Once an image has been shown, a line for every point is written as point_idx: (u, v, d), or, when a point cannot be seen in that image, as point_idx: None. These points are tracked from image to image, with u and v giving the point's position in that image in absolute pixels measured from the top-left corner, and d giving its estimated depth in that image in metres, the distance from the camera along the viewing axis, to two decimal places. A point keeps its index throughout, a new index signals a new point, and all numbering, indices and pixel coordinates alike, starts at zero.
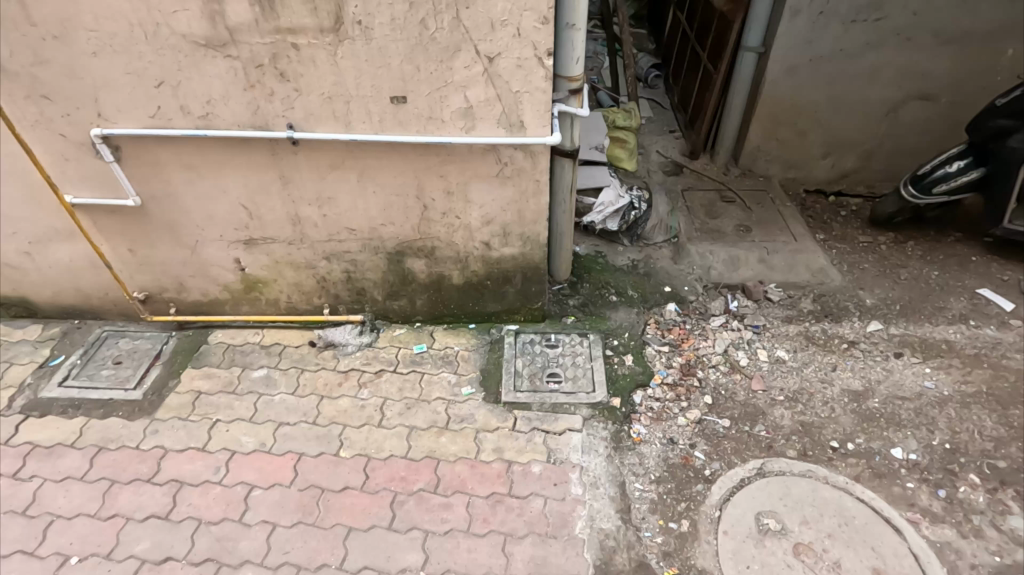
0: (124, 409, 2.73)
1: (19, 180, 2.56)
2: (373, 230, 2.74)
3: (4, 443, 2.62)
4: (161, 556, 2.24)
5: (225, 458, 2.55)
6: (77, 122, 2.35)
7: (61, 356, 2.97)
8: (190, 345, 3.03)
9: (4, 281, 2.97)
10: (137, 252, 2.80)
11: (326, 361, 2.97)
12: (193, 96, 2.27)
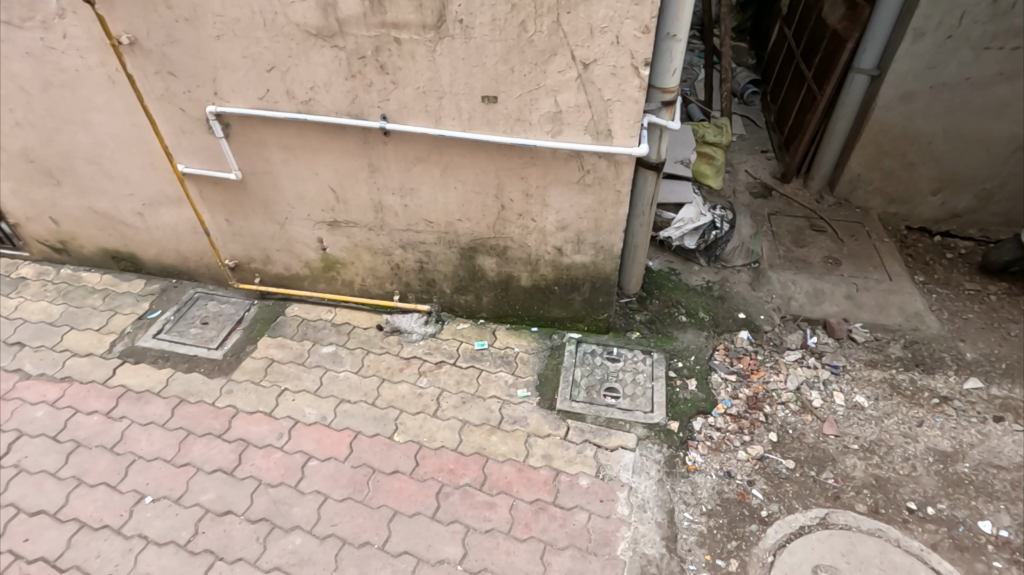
0: (205, 366, 2.94)
1: (141, 147, 2.81)
2: (450, 225, 2.80)
3: (102, 382, 2.88)
4: (223, 509, 2.39)
5: (288, 425, 2.69)
6: (196, 98, 2.55)
7: (157, 310, 3.24)
8: (269, 314, 3.22)
9: (118, 236, 3.27)
10: (233, 222, 3.01)
11: (391, 346, 3.07)
12: (299, 82, 2.40)
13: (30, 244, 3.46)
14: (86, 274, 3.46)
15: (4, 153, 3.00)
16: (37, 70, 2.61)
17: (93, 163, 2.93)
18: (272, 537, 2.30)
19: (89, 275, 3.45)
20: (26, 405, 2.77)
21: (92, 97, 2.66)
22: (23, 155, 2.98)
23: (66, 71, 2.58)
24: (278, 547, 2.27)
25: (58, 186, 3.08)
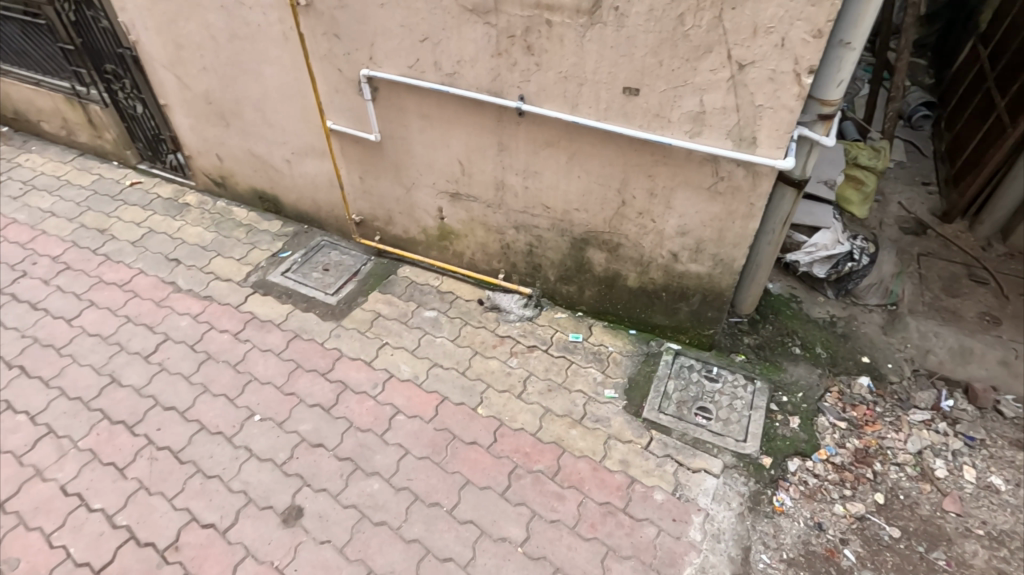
0: (321, 309, 3.19)
1: (299, 100, 3.06)
2: (566, 213, 2.79)
3: (235, 306, 3.22)
4: (316, 441, 2.58)
5: (383, 377, 2.85)
6: (353, 61, 2.72)
7: (288, 251, 3.55)
8: (382, 271, 3.42)
9: (267, 179, 3.61)
10: (366, 181, 3.21)
11: (488, 321, 3.14)
12: (447, 55, 2.48)
13: (196, 175, 3.92)
14: (235, 209, 3.86)
15: (189, 93, 3.40)
16: (227, 22, 2.91)
17: (257, 111, 3.24)
18: (354, 477, 2.46)
19: (238, 210, 3.85)
20: (174, 314, 3.16)
21: (267, 50, 2.93)
22: (204, 96, 3.36)
23: (250, 25, 2.86)
24: (358, 487, 2.42)
25: (227, 127, 3.45)
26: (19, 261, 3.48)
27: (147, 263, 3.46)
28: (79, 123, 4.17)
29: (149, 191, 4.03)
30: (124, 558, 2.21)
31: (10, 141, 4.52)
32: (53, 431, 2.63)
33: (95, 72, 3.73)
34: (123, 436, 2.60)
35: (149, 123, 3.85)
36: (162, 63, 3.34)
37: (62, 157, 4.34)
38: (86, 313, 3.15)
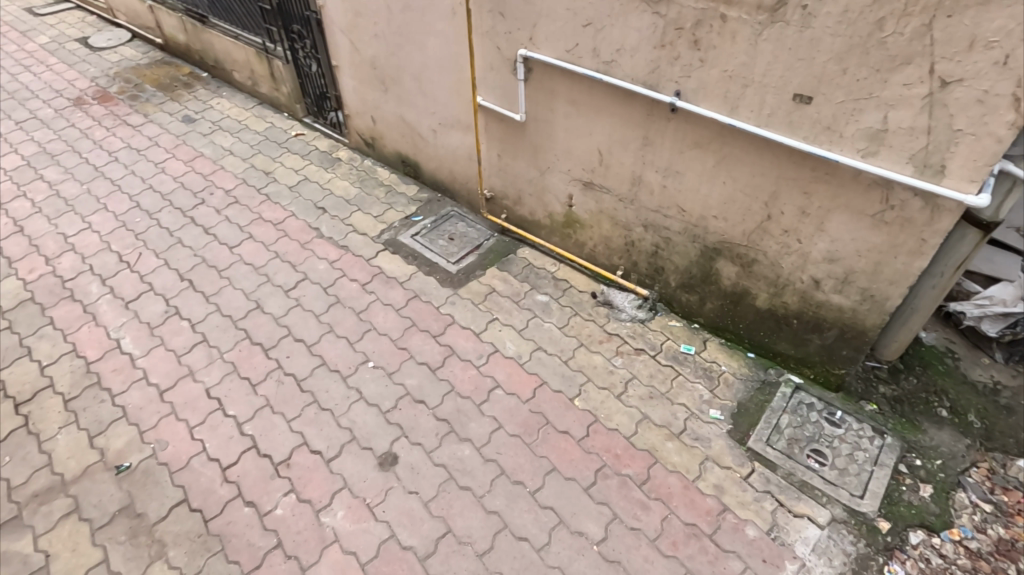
0: (441, 275, 3.34)
1: (454, 74, 3.18)
2: (702, 219, 2.66)
3: (366, 259, 3.45)
4: (418, 398, 2.73)
5: (488, 350, 2.93)
6: (513, 40, 2.77)
7: (420, 216, 3.74)
8: (503, 249, 3.50)
9: (412, 145, 3.82)
10: (503, 159, 3.28)
11: (598, 316, 3.11)
12: (608, 43, 2.45)
13: (351, 134, 4.25)
14: (379, 170, 4.14)
15: (358, 57, 3.67)
16: None
17: (415, 80, 3.42)
18: (448, 438, 2.56)
19: (381, 171, 4.12)
20: (314, 257, 3.46)
21: (434, 23, 3.06)
22: (370, 62, 3.60)
23: None
24: (450, 449, 2.52)
25: (385, 92, 3.69)
26: (200, 189, 3.98)
27: (299, 208, 3.82)
28: (263, 75, 4.67)
29: (309, 143, 4.43)
30: (245, 462, 2.48)
31: (206, 85, 5.17)
32: (206, 340, 2.99)
33: (283, 31, 4.15)
34: (259, 357, 2.91)
35: (319, 82, 4.22)
36: (340, 28, 3.63)
37: (244, 104, 4.90)
38: (245, 244, 3.55)
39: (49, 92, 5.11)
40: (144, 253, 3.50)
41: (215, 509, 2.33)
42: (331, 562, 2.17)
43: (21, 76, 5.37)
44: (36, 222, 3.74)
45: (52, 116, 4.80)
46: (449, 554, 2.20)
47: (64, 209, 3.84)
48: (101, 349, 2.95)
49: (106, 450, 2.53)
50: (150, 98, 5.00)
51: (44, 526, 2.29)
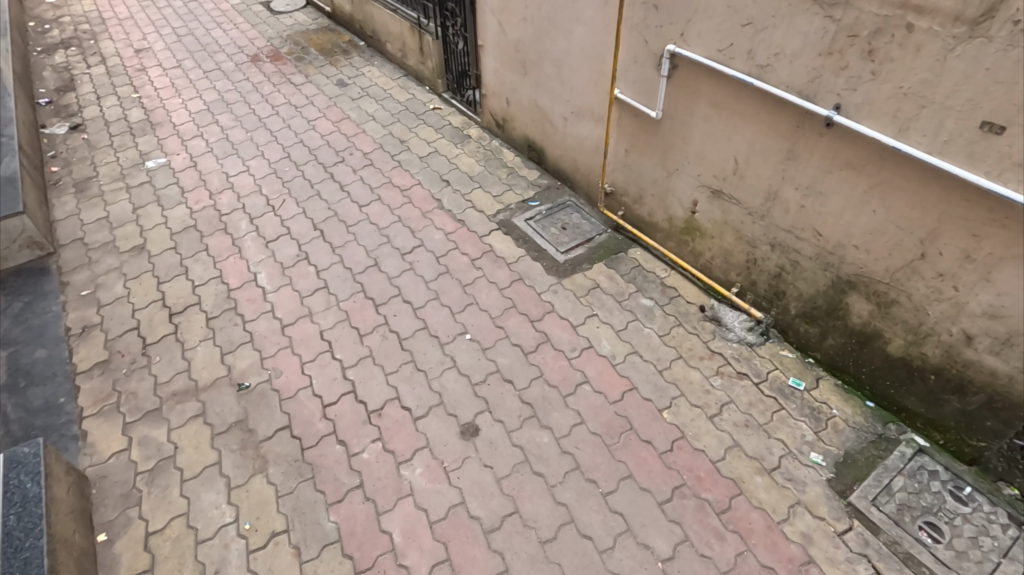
0: (548, 263, 3.35)
1: (595, 64, 3.14)
2: (840, 248, 2.43)
3: (479, 235, 3.56)
4: (507, 377, 2.78)
5: (583, 345, 2.91)
6: (662, 34, 2.67)
7: (537, 201, 3.78)
8: (614, 246, 3.44)
9: (540, 131, 3.85)
10: (630, 155, 3.21)
11: (702, 331, 2.97)
12: (767, 45, 2.29)
13: (484, 113, 4.37)
14: (505, 152, 4.22)
15: (504, 39, 3.74)
16: None
17: (555, 67, 3.43)
18: (529, 422, 2.60)
19: (507, 153, 4.21)
20: (432, 226, 3.63)
21: (584, 11, 3.04)
22: (515, 44, 3.66)
23: None
24: (529, 433, 2.55)
25: (524, 76, 3.74)
26: (342, 149, 4.31)
27: (425, 177, 4.01)
28: (413, 49, 4.92)
29: (444, 117, 4.62)
30: (343, 404, 2.68)
31: (362, 54, 5.56)
32: (326, 287, 3.26)
33: (438, 8, 4.33)
34: (370, 310, 3.12)
35: (463, 60, 4.37)
36: (491, 9, 3.72)
37: (392, 75, 5.20)
38: (373, 204, 3.80)
39: (233, 47, 5.77)
40: (287, 200, 3.87)
41: (312, 440, 2.55)
42: (404, 513, 2.30)
43: (213, 32, 6.11)
44: (207, 160, 4.26)
45: (232, 69, 5.41)
46: (512, 533, 2.24)
47: (230, 152, 4.34)
48: (242, 279, 3.32)
49: (232, 368, 2.85)
50: (313, 61, 5.47)
51: (176, 421, 2.64)
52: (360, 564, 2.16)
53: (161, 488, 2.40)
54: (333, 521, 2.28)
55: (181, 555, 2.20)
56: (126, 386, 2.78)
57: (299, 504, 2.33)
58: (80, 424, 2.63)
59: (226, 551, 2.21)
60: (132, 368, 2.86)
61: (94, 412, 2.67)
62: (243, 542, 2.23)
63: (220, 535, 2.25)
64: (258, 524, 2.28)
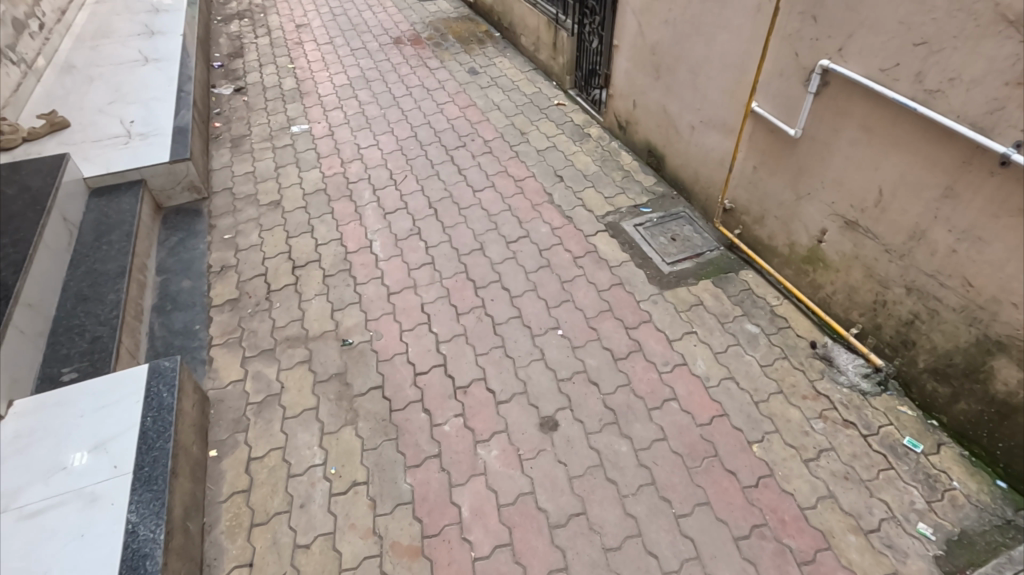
0: (652, 272, 3.27)
1: (735, 73, 3.00)
2: (993, 303, 2.16)
3: (585, 234, 3.54)
4: (593, 379, 2.76)
5: (676, 360, 2.82)
6: (817, 48, 2.50)
7: (649, 208, 3.70)
8: (724, 265, 3.29)
9: (664, 137, 3.75)
10: (757, 172, 3.04)
11: (810, 368, 2.76)
12: (941, 69, 2.07)
13: (607, 114, 4.33)
14: (623, 154, 4.17)
15: (641, 40, 3.68)
16: None
17: (691, 73, 3.32)
18: (609, 428, 2.57)
19: (625, 156, 4.15)
20: (540, 218, 3.67)
21: (732, 18, 2.91)
22: (651, 47, 3.59)
23: None
24: (608, 439, 2.52)
25: (656, 80, 3.65)
26: (465, 134, 4.47)
27: (540, 171, 4.06)
28: (546, 43, 4.98)
29: (567, 114, 4.64)
30: (432, 376, 2.80)
31: (496, 44, 5.71)
32: (432, 263, 3.41)
33: (578, 5, 4.33)
34: (469, 291, 3.23)
35: (595, 59, 4.36)
36: (633, 9, 3.66)
37: (521, 67, 5.30)
38: (486, 190, 3.92)
39: (380, 29, 6.16)
40: (408, 176, 4.08)
41: (400, 404, 2.69)
42: (475, 490, 2.37)
43: (364, 14, 6.55)
44: (343, 131, 4.60)
45: (376, 49, 5.78)
46: (577, 533, 2.23)
47: (364, 126, 4.65)
48: (358, 244, 3.56)
49: (339, 324, 3.08)
50: (449, 48, 5.70)
51: (286, 363, 2.89)
52: (428, 529, 2.26)
53: (266, 421, 2.64)
54: (409, 483, 2.40)
55: (275, 483, 2.42)
56: (249, 324, 3.09)
57: (380, 461, 2.48)
58: (209, 350, 2.97)
59: (312, 489, 2.39)
60: (256, 309, 3.17)
61: (221, 342, 3.00)
62: (327, 484, 2.41)
63: (309, 474, 2.45)
64: (343, 471, 2.45)
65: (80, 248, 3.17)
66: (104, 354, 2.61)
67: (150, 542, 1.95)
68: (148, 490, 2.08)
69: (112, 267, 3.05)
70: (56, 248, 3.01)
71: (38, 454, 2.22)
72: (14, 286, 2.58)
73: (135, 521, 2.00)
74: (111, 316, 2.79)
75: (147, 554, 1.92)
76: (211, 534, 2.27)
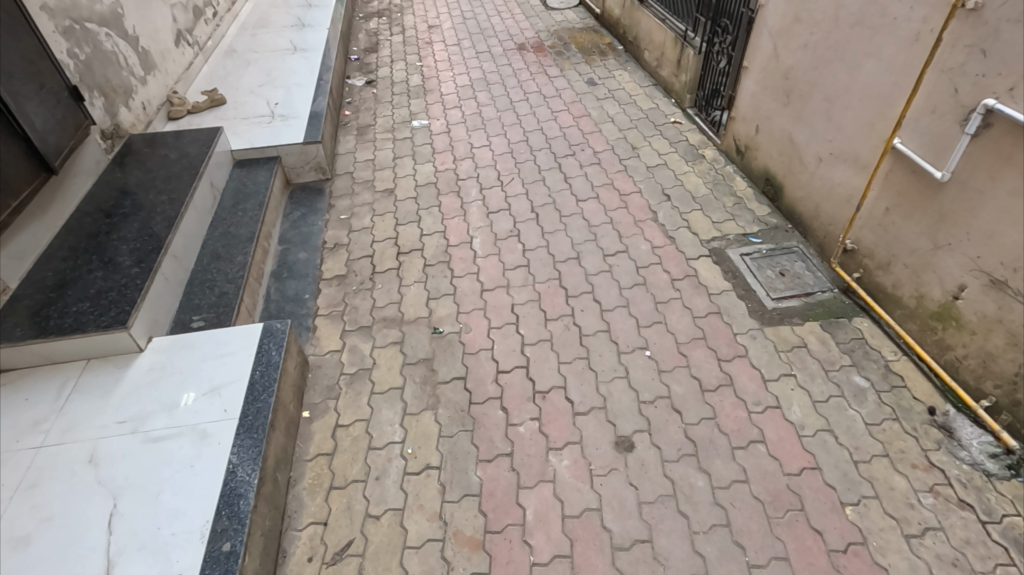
0: (754, 305, 3.11)
1: (878, 106, 2.78)
2: None
3: (687, 257, 3.43)
4: (676, 406, 2.67)
5: (769, 402, 2.66)
6: (982, 86, 2.26)
7: (758, 238, 3.52)
8: (836, 309, 3.06)
9: (785, 166, 3.55)
10: (888, 214, 2.80)
11: (924, 436, 2.50)
12: None
13: (726, 136, 4.18)
14: (737, 180, 4.00)
15: (774, 64, 3.50)
16: (862, 7, 2.77)
17: (826, 102, 3.11)
18: (687, 459, 2.47)
19: (739, 182, 3.98)
20: (641, 235, 3.61)
21: (883, 46, 2.70)
22: (785, 71, 3.41)
23: (886, 16, 2.65)
24: (685, 470, 2.43)
25: (785, 106, 3.47)
26: (575, 143, 4.50)
27: (647, 187, 3.99)
28: (670, 59, 4.88)
29: (682, 133, 4.52)
30: (514, 376, 2.84)
31: (618, 57, 5.69)
32: (527, 266, 3.46)
33: (710, 23, 4.21)
34: (560, 298, 3.24)
35: (721, 79, 4.21)
36: (770, 30, 3.49)
37: (641, 82, 5.25)
38: (589, 201, 3.91)
39: (505, 35, 6.35)
40: (515, 179, 4.17)
41: (480, 398, 2.75)
42: (541, 496, 2.37)
43: (493, 19, 6.79)
44: (459, 129, 4.79)
45: (499, 54, 5.97)
46: (640, 560, 2.17)
47: (479, 126, 4.81)
48: (460, 238, 3.69)
49: (432, 312, 3.20)
50: (571, 57, 5.76)
51: (380, 342, 3.06)
52: (491, 525, 2.29)
53: (355, 392, 2.81)
54: (479, 476, 2.45)
55: (356, 452, 2.56)
56: (351, 300, 3.30)
57: (454, 450, 2.55)
58: (314, 318, 3.20)
59: (388, 464, 2.51)
60: (360, 287, 3.38)
61: (325, 313, 3.23)
62: (403, 462, 2.52)
63: (387, 449, 2.57)
64: (418, 452, 2.55)
65: (220, 211, 3.54)
66: (228, 308, 2.90)
67: (246, 484, 2.14)
68: (249, 437, 2.28)
69: (243, 232, 3.38)
70: (202, 209, 3.38)
71: (164, 386, 2.49)
72: (165, 238, 2.93)
73: (235, 462, 2.21)
74: (238, 275, 3.09)
75: (242, 494, 2.11)
76: (295, 488, 2.45)
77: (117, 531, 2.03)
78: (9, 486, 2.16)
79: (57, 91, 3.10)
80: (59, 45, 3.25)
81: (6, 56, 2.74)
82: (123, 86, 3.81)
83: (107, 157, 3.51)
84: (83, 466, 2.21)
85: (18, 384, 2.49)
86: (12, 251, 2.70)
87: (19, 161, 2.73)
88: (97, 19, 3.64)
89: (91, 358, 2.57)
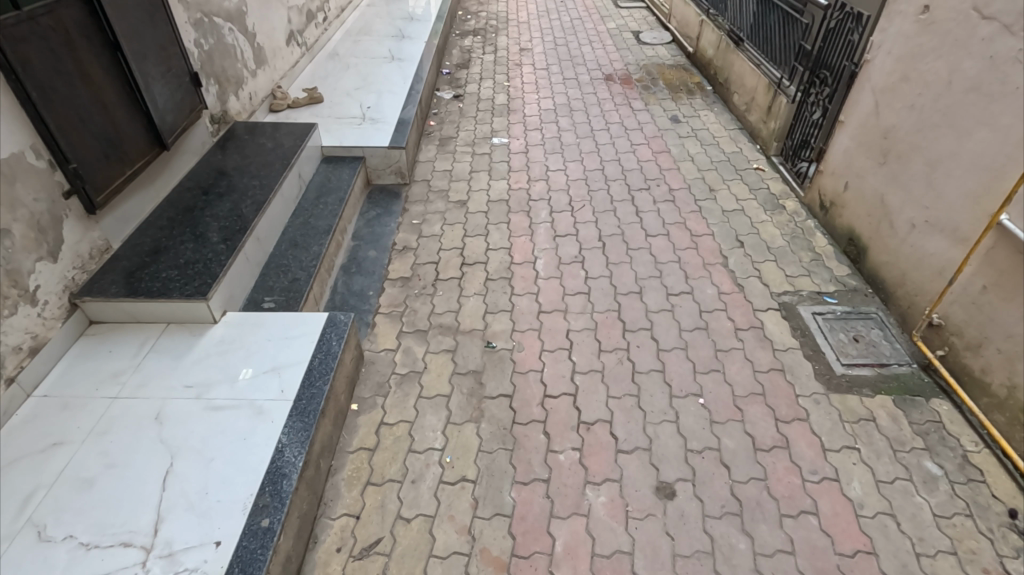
0: (821, 367, 2.96)
1: (987, 178, 2.61)
2: None
3: (755, 307, 3.31)
4: (725, 461, 2.56)
5: (827, 473, 2.50)
6: None
7: (834, 299, 3.36)
8: (913, 386, 2.86)
9: (873, 228, 3.38)
10: (985, 293, 2.61)
11: (1002, 540, 2.28)
12: None
13: (810, 189, 4.03)
14: (818, 235, 3.84)
15: (873, 121, 3.35)
16: (981, 72, 2.62)
17: (927, 166, 2.95)
18: (730, 518, 2.35)
19: (819, 238, 3.82)
20: (708, 278, 3.52)
21: (999, 115, 2.54)
22: (884, 130, 3.26)
23: (1008, 84, 2.49)
24: (727, 530, 2.31)
25: (880, 165, 3.31)
26: (651, 178, 4.47)
27: (721, 231, 3.90)
28: (761, 105, 4.78)
29: (764, 180, 4.41)
30: (560, 402, 2.81)
31: (705, 98, 5.63)
32: (588, 294, 3.44)
33: (808, 73, 4.09)
34: (617, 331, 3.20)
35: (812, 130, 4.07)
36: (874, 86, 3.35)
37: (725, 124, 5.16)
38: (659, 237, 3.86)
39: (594, 64, 6.43)
40: (586, 207, 4.17)
41: (524, 418, 2.74)
42: (573, 528, 2.32)
43: (583, 48, 6.90)
44: (536, 151, 4.87)
45: (586, 82, 6.04)
46: None
47: (557, 150, 4.87)
48: (524, 257, 3.72)
49: (488, 326, 3.23)
50: (657, 93, 5.75)
51: (433, 347, 3.11)
52: (518, 549, 2.26)
53: (403, 393, 2.86)
54: (513, 497, 2.43)
55: (396, 451, 2.60)
56: (412, 303, 3.38)
57: (491, 466, 2.54)
58: (374, 315, 3.30)
59: (425, 469, 2.53)
60: (421, 292, 3.46)
61: (386, 312, 3.32)
62: (439, 470, 2.53)
63: (426, 455, 2.59)
64: (456, 462, 2.56)
65: (303, 202, 3.74)
66: (298, 294, 3.04)
67: (290, 465, 2.22)
68: (300, 420, 2.37)
69: (322, 224, 3.55)
70: (288, 198, 3.58)
71: (230, 358, 2.63)
72: (252, 220, 3.12)
73: (285, 442, 2.30)
74: (310, 265, 3.24)
75: (286, 474, 2.19)
76: (334, 477, 2.51)
77: (170, 489, 2.14)
78: (82, 429, 2.31)
79: (180, 75, 3.38)
80: (188, 34, 3.55)
81: (144, 39, 3.03)
82: (235, 76, 4.11)
83: (211, 139, 3.78)
84: (149, 422, 2.35)
85: (104, 336, 2.69)
86: (119, 214, 2.93)
87: (139, 135, 2.99)
88: (223, 14, 3.96)
89: (170, 322, 2.76)
